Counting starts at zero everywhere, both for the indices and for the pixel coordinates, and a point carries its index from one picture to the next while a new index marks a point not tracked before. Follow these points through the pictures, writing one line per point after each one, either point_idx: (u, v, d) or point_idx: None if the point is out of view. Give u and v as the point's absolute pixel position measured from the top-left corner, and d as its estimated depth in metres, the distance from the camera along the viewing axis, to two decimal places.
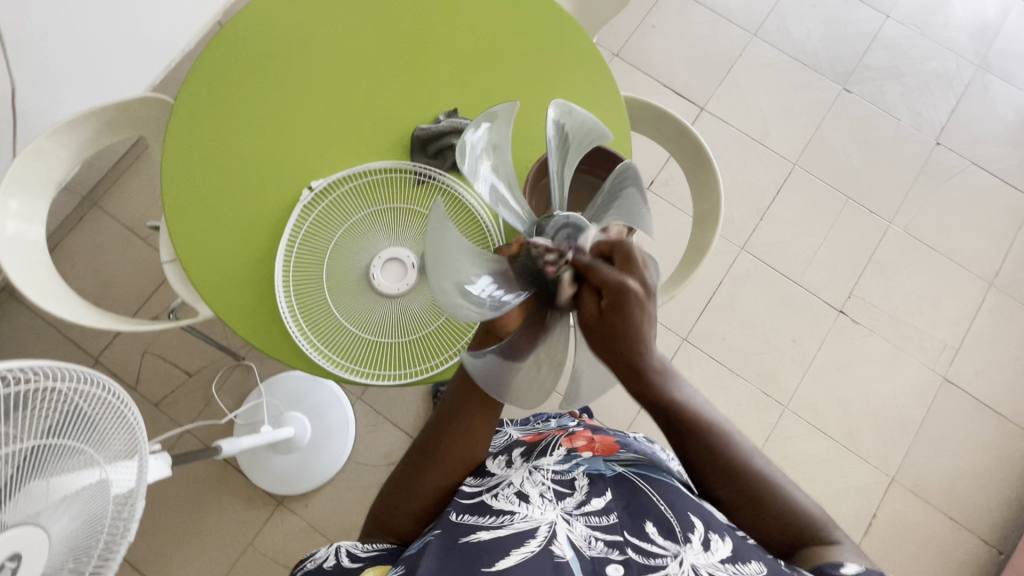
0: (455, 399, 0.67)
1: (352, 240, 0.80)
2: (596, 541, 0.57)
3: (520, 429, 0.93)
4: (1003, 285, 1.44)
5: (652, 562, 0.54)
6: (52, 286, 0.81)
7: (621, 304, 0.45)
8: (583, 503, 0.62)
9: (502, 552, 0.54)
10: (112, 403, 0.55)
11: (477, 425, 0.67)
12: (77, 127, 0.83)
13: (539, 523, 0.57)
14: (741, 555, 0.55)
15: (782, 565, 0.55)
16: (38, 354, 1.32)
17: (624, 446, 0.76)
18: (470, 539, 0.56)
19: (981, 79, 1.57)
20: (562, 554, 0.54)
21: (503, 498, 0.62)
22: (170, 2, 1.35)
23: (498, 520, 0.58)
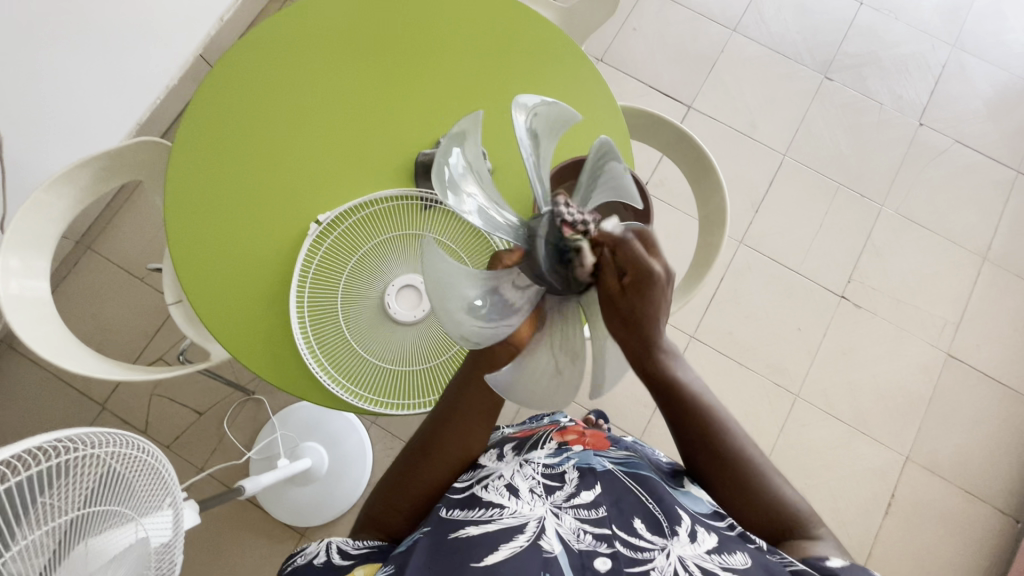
0: (448, 407, 0.65)
1: (364, 271, 0.80)
2: (585, 534, 0.59)
3: (511, 424, 0.92)
4: (996, 258, 1.47)
5: (639, 555, 0.57)
6: (61, 340, 0.80)
7: (643, 285, 0.47)
8: (573, 496, 0.64)
9: (491, 547, 0.57)
10: (149, 462, 0.55)
11: (471, 429, 0.65)
12: (74, 177, 0.82)
13: (528, 519, 0.60)
14: (726, 547, 0.58)
15: (764, 555, 0.58)
16: (43, 405, 1.30)
17: (614, 443, 0.79)
18: (459, 534, 0.59)
19: (956, 58, 1.60)
20: (550, 549, 0.57)
21: (492, 490, 0.65)
22: (149, 39, 1.33)
23: (486, 514, 0.61)
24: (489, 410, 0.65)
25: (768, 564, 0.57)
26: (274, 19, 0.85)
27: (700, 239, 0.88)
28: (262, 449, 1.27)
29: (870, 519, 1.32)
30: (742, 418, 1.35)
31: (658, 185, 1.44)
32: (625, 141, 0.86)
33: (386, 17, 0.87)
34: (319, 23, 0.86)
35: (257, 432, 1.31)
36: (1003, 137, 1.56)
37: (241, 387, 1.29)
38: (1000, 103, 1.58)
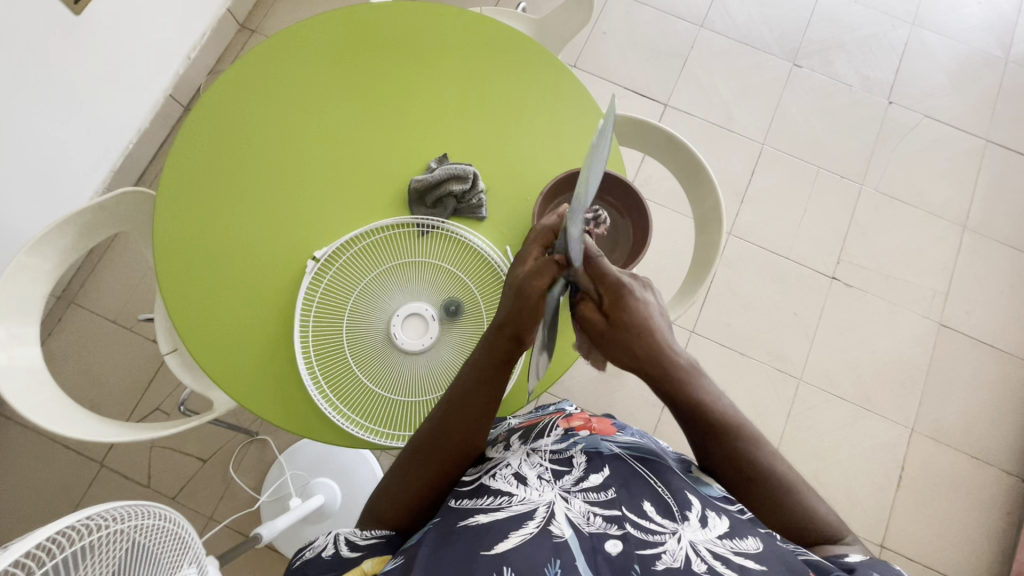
0: (454, 400, 0.65)
1: (367, 304, 0.78)
2: (595, 517, 0.56)
3: (517, 415, 0.85)
4: (975, 225, 1.51)
5: (650, 537, 0.54)
6: (58, 406, 0.77)
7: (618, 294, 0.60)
8: (582, 480, 0.61)
9: (500, 534, 0.53)
10: (170, 529, 0.55)
11: (478, 423, 0.66)
12: (56, 236, 0.80)
13: (537, 505, 0.57)
14: (738, 532, 0.55)
15: (779, 543, 0.54)
16: (39, 469, 1.25)
17: (621, 430, 0.74)
18: (469, 523, 0.56)
19: (917, 35, 1.64)
20: (561, 534, 0.54)
21: (501, 479, 0.62)
22: (115, 84, 1.30)
23: (495, 502, 0.58)
24: (494, 403, 0.67)
25: (783, 552, 0.53)
26: (255, 54, 0.84)
27: (698, 237, 0.89)
28: (272, 491, 1.24)
29: (884, 494, 1.34)
30: (749, 407, 1.36)
31: (644, 184, 1.45)
32: (615, 149, 0.86)
33: (369, 46, 0.86)
34: (296, 56, 0.84)
35: (265, 474, 1.28)
36: (970, 108, 1.60)
37: (245, 430, 1.26)
38: (963, 75, 1.62)
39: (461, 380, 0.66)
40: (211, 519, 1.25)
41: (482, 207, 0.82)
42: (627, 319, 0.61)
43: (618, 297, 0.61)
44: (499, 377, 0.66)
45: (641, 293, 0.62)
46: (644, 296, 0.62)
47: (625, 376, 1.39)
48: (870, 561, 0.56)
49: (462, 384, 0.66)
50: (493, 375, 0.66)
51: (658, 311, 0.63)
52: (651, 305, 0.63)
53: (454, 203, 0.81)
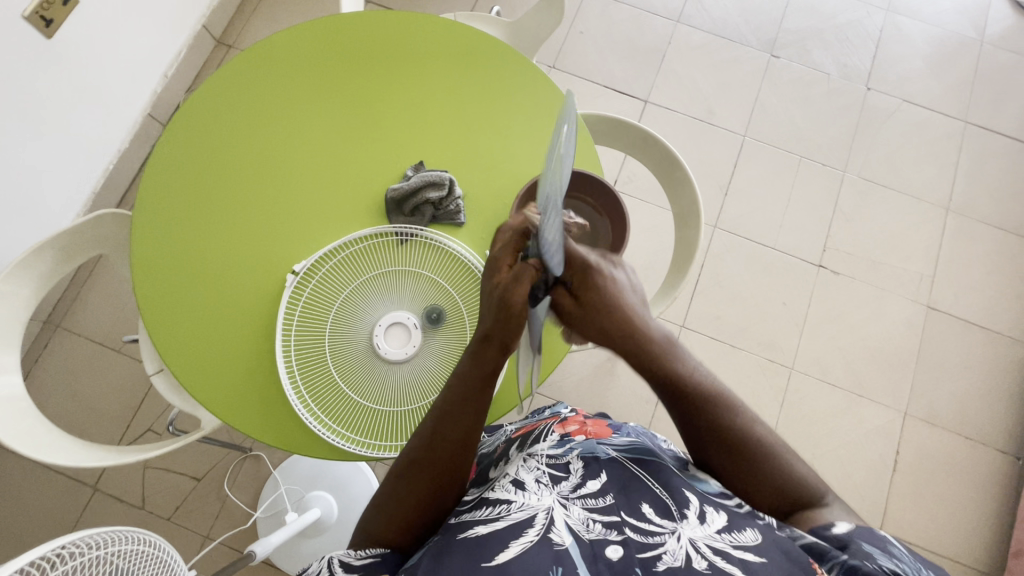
0: (441, 412, 0.64)
1: (348, 315, 0.78)
2: (594, 524, 0.55)
3: (512, 423, 0.87)
4: (958, 207, 1.52)
5: (650, 539, 0.53)
6: (43, 433, 0.77)
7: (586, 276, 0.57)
8: (579, 486, 0.60)
9: (501, 543, 0.52)
10: (149, 551, 0.57)
11: (469, 430, 0.64)
12: (32, 262, 0.79)
13: (536, 511, 0.55)
14: (736, 525, 0.54)
15: (776, 531, 0.54)
16: (32, 496, 1.25)
17: (617, 430, 0.72)
18: (468, 534, 0.54)
19: (892, 21, 1.65)
20: (561, 542, 0.52)
21: (500, 487, 0.60)
22: (92, 105, 1.30)
23: (494, 511, 0.56)
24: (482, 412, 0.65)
25: (782, 542, 0.53)
26: (229, 67, 0.84)
27: (678, 233, 0.89)
28: (268, 506, 1.24)
29: (880, 480, 1.34)
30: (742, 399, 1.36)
31: (627, 182, 1.46)
32: (591, 148, 0.86)
33: (344, 55, 0.86)
34: (266, 69, 0.84)
35: (260, 490, 1.27)
36: (948, 91, 1.61)
37: (238, 447, 1.25)
38: (939, 59, 1.63)
39: (447, 390, 0.65)
40: (208, 538, 1.24)
41: (460, 213, 0.82)
42: (596, 297, 0.58)
43: (586, 276, 0.57)
44: (486, 389, 0.65)
45: (610, 272, 0.60)
46: (613, 274, 0.60)
47: (618, 374, 1.39)
48: (858, 530, 0.55)
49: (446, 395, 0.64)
50: (480, 385, 0.64)
51: (629, 288, 0.61)
52: (622, 282, 0.60)
53: (432, 210, 0.81)
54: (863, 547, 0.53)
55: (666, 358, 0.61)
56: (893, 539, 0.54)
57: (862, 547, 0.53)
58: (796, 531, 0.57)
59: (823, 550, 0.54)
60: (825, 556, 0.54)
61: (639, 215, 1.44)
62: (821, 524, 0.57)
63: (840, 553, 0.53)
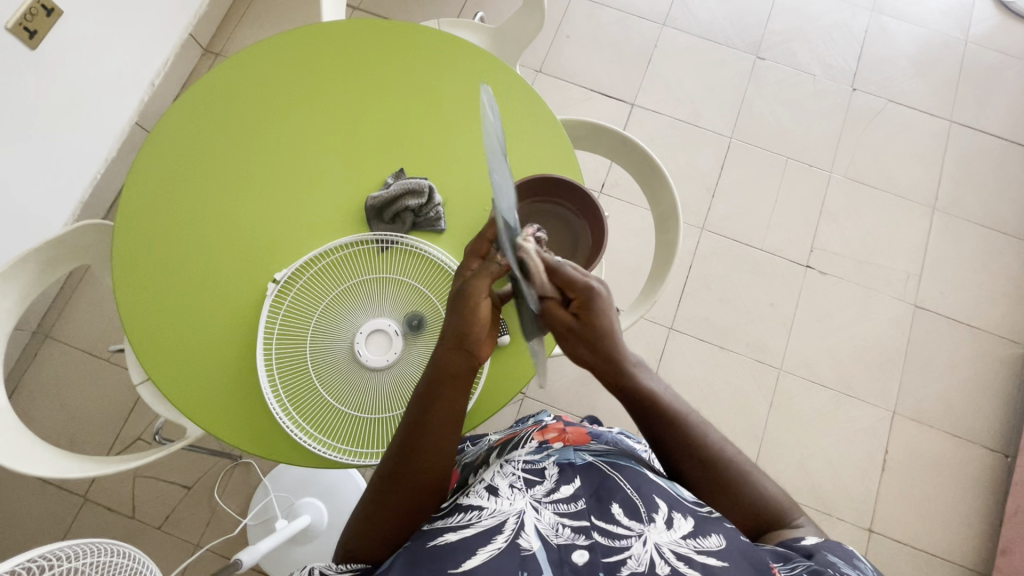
0: (413, 425, 0.63)
1: (329, 322, 0.78)
2: (563, 528, 0.55)
3: (495, 431, 0.86)
4: (945, 206, 1.53)
5: (617, 543, 0.53)
6: (25, 444, 0.77)
7: (587, 303, 0.56)
8: (552, 491, 0.59)
9: (469, 550, 0.52)
10: (126, 564, 0.57)
11: (443, 441, 0.63)
12: (14, 274, 0.80)
13: (506, 517, 0.55)
14: (701, 529, 0.55)
15: (742, 539, 0.55)
16: (22, 505, 1.25)
17: (595, 437, 0.71)
18: (437, 542, 0.55)
19: (877, 22, 1.66)
20: (529, 546, 0.53)
21: (473, 494, 0.60)
22: (78, 116, 1.30)
23: (465, 518, 0.57)
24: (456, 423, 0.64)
25: (745, 546, 0.54)
26: (212, 75, 0.84)
27: (659, 238, 0.89)
28: (257, 513, 1.24)
29: (870, 479, 1.34)
30: (731, 400, 1.36)
31: (613, 185, 1.46)
32: (570, 154, 0.86)
33: (328, 63, 0.86)
34: (246, 77, 0.85)
35: (250, 497, 1.27)
36: (933, 91, 1.62)
37: (228, 454, 1.25)
38: (924, 59, 1.64)
39: (417, 400, 0.64)
40: (198, 546, 1.24)
41: (440, 220, 0.82)
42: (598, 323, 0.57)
43: (587, 301, 0.56)
44: (459, 398, 0.64)
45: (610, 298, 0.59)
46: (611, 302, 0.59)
47: None
48: (826, 543, 0.57)
49: (416, 405, 0.63)
50: (448, 392, 0.63)
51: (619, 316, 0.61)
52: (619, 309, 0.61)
53: (412, 217, 0.81)
54: (828, 556, 0.55)
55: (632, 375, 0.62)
56: (858, 553, 0.56)
57: (828, 556, 0.54)
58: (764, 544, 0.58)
59: (789, 556, 0.55)
60: (791, 559, 0.54)
61: (626, 217, 1.45)
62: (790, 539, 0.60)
63: (804, 559, 0.55)
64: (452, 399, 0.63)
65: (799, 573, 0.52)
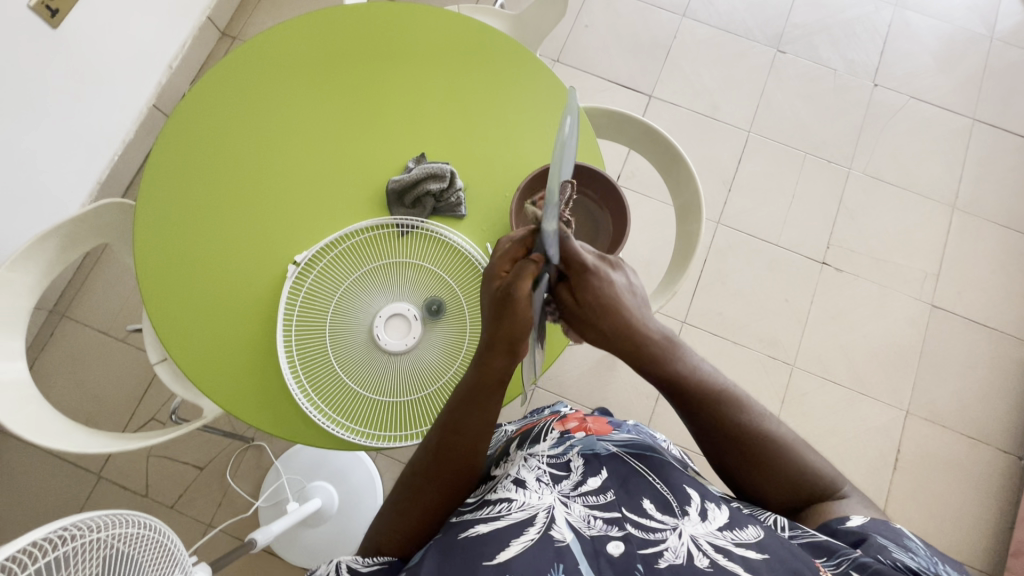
0: (451, 426, 0.63)
1: (348, 305, 0.78)
2: (595, 520, 0.55)
3: (512, 422, 0.86)
4: (964, 205, 1.51)
5: (651, 536, 0.53)
6: (47, 419, 0.78)
7: (584, 280, 0.59)
8: (580, 483, 0.59)
9: (502, 542, 0.52)
10: (149, 535, 0.58)
11: (477, 442, 0.64)
12: (38, 250, 0.80)
13: (537, 510, 0.55)
14: (738, 522, 0.54)
15: (778, 532, 0.54)
16: (38, 481, 1.26)
17: (617, 428, 0.71)
18: (469, 533, 0.54)
19: (900, 16, 1.64)
20: (562, 538, 0.52)
21: (500, 487, 0.59)
22: (97, 97, 1.30)
23: (495, 510, 0.56)
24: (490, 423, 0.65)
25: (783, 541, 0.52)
26: (236, 55, 0.84)
27: (680, 228, 0.89)
28: (269, 496, 1.25)
29: (881, 477, 1.34)
30: None
31: (629, 177, 1.45)
32: (593, 141, 0.86)
33: (351, 45, 0.86)
34: (269, 58, 0.84)
35: (261, 479, 1.28)
36: (956, 88, 1.59)
37: (240, 437, 1.26)
38: (948, 55, 1.61)
39: (455, 403, 0.63)
40: (210, 526, 1.26)
41: (462, 205, 0.82)
42: (592, 297, 0.60)
43: (583, 276, 0.59)
44: (491, 395, 0.63)
45: (607, 272, 0.61)
46: (612, 275, 0.61)
47: (618, 369, 1.39)
48: (872, 523, 0.55)
49: (455, 407, 0.63)
50: (487, 393, 0.63)
51: (627, 290, 0.63)
52: (621, 283, 0.62)
53: (433, 202, 0.81)
54: (879, 540, 0.53)
55: (664, 359, 0.63)
56: (908, 532, 0.54)
57: (878, 540, 0.53)
58: (804, 530, 0.56)
59: (834, 547, 0.53)
60: (834, 554, 0.52)
61: (641, 210, 1.44)
62: (835, 519, 0.58)
63: (848, 552, 0.52)
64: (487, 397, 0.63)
65: (845, 570, 0.50)
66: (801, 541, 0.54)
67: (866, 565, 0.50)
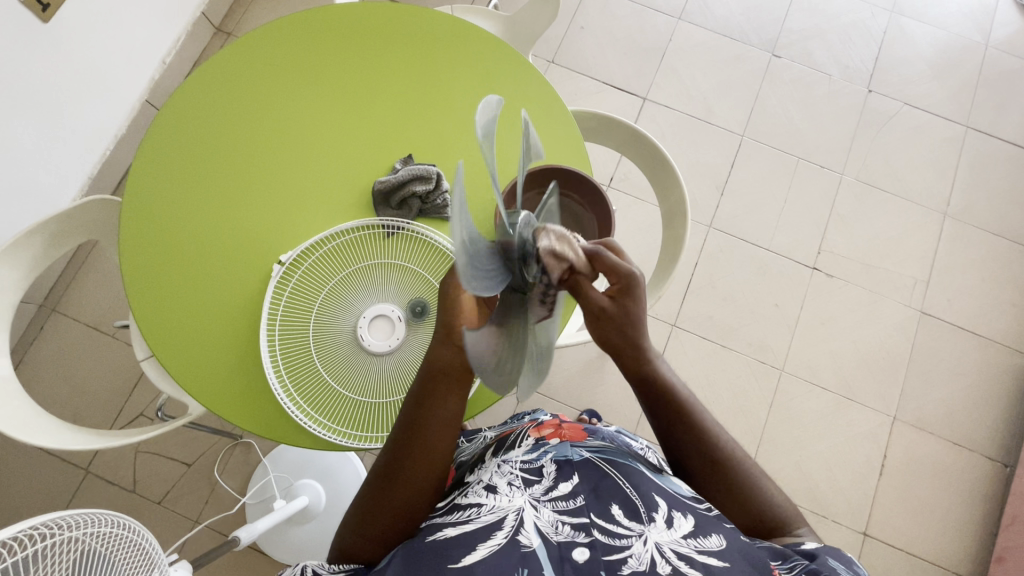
0: (409, 422, 0.62)
1: (334, 305, 0.79)
2: (563, 526, 0.55)
3: (492, 428, 0.86)
4: (956, 212, 1.51)
5: (617, 542, 0.53)
6: (29, 415, 0.78)
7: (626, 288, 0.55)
8: (551, 488, 0.59)
9: (469, 546, 0.52)
10: (126, 536, 0.58)
11: (437, 442, 0.61)
12: (23, 246, 0.80)
13: (506, 514, 0.55)
14: (702, 529, 0.55)
15: (741, 537, 0.55)
16: (25, 475, 1.26)
17: (591, 435, 0.71)
18: (437, 536, 0.55)
19: (896, 23, 1.64)
20: (529, 543, 0.53)
21: (472, 492, 0.60)
22: (90, 91, 1.30)
23: (464, 514, 0.56)
24: (452, 419, 0.62)
25: (746, 547, 0.54)
26: (223, 55, 0.84)
27: (666, 233, 0.89)
28: (256, 493, 1.25)
29: (867, 483, 1.34)
30: (731, 398, 1.36)
31: (622, 180, 1.46)
32: (580, 146, 0.86)
33: (340, 46, 0.86)
34: (258, 56, 0.84)
35: (249, 476, 1.29)
36: (950, 95, 1.60)
37: (228, 434, 1.26)
38: (943, 62, 1.62)
39: (411, 398, 0.62)
40: (198, 522, 1.26)
41: (447, 207, 0.83)
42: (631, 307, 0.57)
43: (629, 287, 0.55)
44: (450, 392, 0.61)
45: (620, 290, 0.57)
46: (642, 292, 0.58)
47: (608, 371, 1.39)
48: (825, 548, 0.56)
49: (411, 403, 0.62)
50: (445, 390, 0.61)
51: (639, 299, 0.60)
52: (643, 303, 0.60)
53: (418, 204, 0.82)
54: (830, 561, 0.53)
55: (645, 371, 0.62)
56: (856, 561, 0.55)
57: (829, 560, 0.53)
58: (764, 543, 0.58)
59: (787, 554, 0.55)
60: (788, 558, 0.54)
61: (633, 212, 1.44)
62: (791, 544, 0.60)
63: (804, 559, 0.54)
64: (441, 386, 0.61)
65: (796, 573, 0.52)
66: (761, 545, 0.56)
67: (817, 570, 0.51)
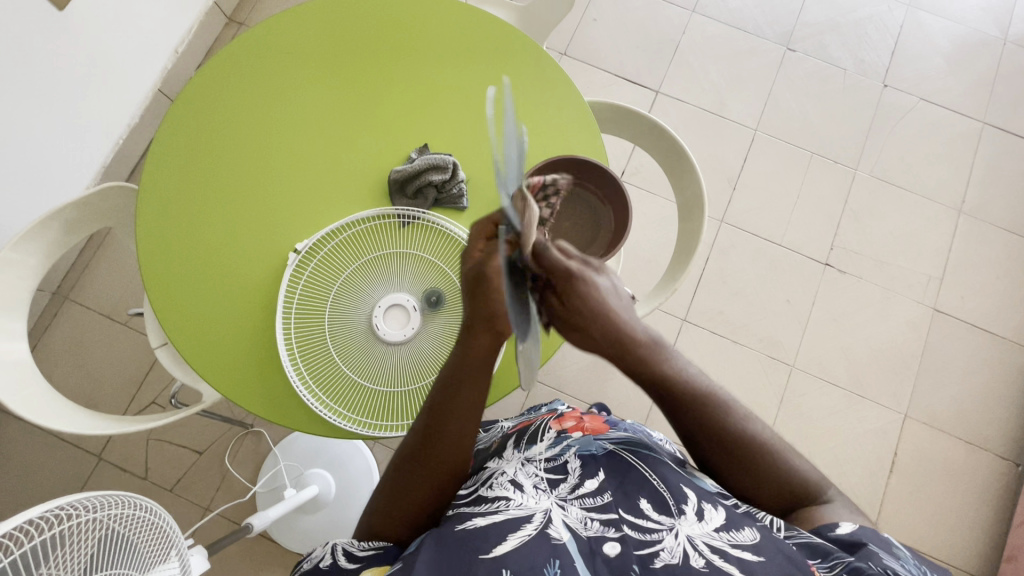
0: (434, 408, 0.62)
1: (349, 294, 0.79)
2: (592, 522, 0.55)
3: (508, 419, 0.86)
4: (971, 209, 1.50)
5: (648, 536, 0.53)
6: (47, 400, 0.78)
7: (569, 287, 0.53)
8: (578, 486, 0.59)
9: (499, 536, 0.52)
10: (146, 518, 0.59)
11: (463, 432, 0.62)
12: (41, 232, 0.80)
13: (534, 510, 0.55)
14: (734, 523, 0.54)
15: (775, 530, 0.54)
16: (38, 462, 1.27)
17: (613, 426, 0.71)
18: (467, 525, 0.54)
19: (913, 16, 1.62)
20: (559, 536, 0.53)
21: (497, 485, 0.59)
22: (103, 80, 1.31)
23: (492, 506, 0.56)
24: (478, 407, 0.63)
25: (784, 544, 0.52)
26: (238, 44, 0.84)
27: (682, 226, 0.89)
28: (267, 481, 1.26)
29: (877, 480, 1.34)
30: (741, 393, 1.36)
31: (633, 173, 1.45)
32: (598, 137, 0.85)
33: (355, 36, 0.85)
34: (273, 45, 0.84)
35: (260, 465, 1.30)
36: (967, 90, 1.58)
37: (239, 423, 1.27)
38: (960, 58, 1.60)
39: (440, 388, 0.62)
40: (208, 509, 1.27)
41: (462, 197, 0.82)
42: (581, 305, 0.54)
43: (570, 285, 0.52)
44: (480, 383, 0.62)
45: (591, 275, 0.55)
46: (596, 278, 0.55)
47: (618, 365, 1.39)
48: (863, 531, 0.55)
49: (439, 390, 0.62)
50: (473, 379, 0.62)
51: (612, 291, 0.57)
52: (605, 287, 0.56)
53: (435, 193, 0.81)
54: (871, 548, 0.53)
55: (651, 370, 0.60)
56: (895, 543, 0.55)
57: (872, 548, 0.53)
58: (799, 531, 0.57)
59: (828, 551, 0.53)
60: (829, 556, 0.53)
61: (645, 206, 1.44)
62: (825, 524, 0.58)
63: (844, 555, 0.53)
64: (472, 374, 0.61)
65: (838, 573, 0.51)
66: (797, 541, 0.55)
67: (858, 568, 0.50)
